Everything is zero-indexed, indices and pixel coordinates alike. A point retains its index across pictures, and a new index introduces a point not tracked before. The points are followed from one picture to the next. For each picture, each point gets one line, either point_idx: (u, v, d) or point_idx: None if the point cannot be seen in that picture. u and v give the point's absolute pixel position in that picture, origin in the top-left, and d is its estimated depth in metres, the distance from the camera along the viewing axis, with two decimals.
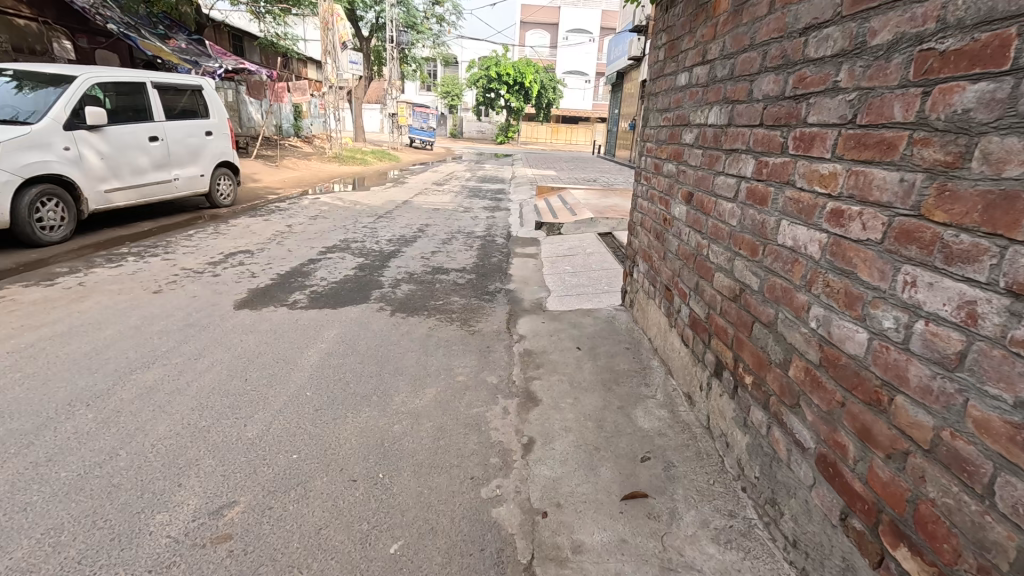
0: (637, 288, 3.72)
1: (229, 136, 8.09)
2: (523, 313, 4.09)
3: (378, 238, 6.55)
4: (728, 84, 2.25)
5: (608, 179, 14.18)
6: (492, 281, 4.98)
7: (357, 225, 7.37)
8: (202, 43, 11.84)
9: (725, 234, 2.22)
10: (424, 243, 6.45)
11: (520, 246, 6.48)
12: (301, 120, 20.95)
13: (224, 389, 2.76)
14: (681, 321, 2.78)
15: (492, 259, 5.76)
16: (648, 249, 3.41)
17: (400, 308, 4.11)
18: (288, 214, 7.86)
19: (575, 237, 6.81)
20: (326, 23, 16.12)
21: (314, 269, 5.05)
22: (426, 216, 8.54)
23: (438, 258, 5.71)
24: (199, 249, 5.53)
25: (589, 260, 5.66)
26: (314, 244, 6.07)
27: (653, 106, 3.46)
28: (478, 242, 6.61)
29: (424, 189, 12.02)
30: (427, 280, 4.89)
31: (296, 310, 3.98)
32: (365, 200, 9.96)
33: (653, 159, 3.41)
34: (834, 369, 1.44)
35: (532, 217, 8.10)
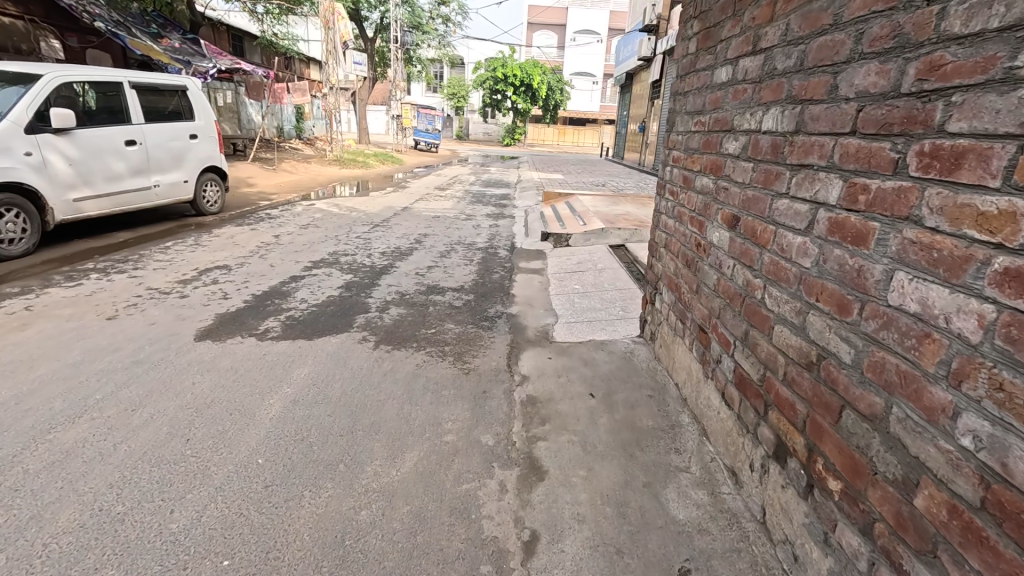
0: (660, 320, 3.18)
1: (217, 140, 7.64)
2: (527, 345, 3.56)
3: (371, 251, 6.05)
4: (796, 78, 1.72)
5: (618, 183, 13.63)
6: (492, 303, 4.45)
7: (350, 235, 6.88)
8: (197, 42, 11.41)
9: (790, 276, 1.69)
10: (420, 256, 5.95)
11: (525, 261, 5.95)
12: (302, 122, 20.53)
13: (157, 455, 2.25)
14: (721, 374, 2.25)
15: (493, 277, 5.23)
16: (676, 277, 2.87)
17: (386, 338, 3.60)
18: (278, 223, 7.39)
19: (584, 250, 6.27)
20: (328, 22, 15.67)
21: (295, 289, 4.55)
22: (425, 224, 8.05)
23: (434, 275, 5.20)
24: (173, 265, 5.05)
25: (600, 278, 5.12)
26: (300, 258, 5.58)
27: (680, 108, 2.92)
28: (479, 256, 6.09)
29: (426, 194, 11.53)
30: (420, 302, 4.38)
31: (268, 341, 3.48)
32: (362, 206, 9.48)
33: (681, 170, 2.88)
34: (1017, 528, 0.91)
35: (538, 226, 7.57)
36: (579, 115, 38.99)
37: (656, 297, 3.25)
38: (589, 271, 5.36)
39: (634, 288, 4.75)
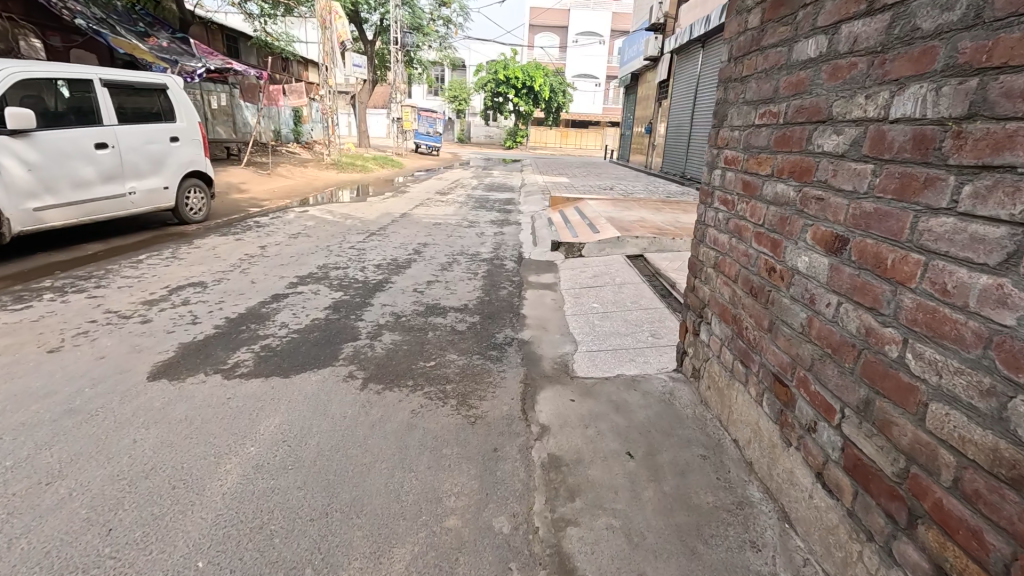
0: (707, 356, 2.63)
1: (201, 143, 7.12)
2: (543, 383, 2.99)
3: (366, 263, 5.51)
4: (965, 37, 1.16)
5: (625, 187, 13.09)
6: (501, 326, 3.89)
7: (343, 245, 6.35)
8: (186, 41, 10.91)
9: (962, 333, 1.13)
10: (420, 269, 5.40)
11: (534, 274, 5.40)
12: (300, 125, 20.03)
13: (62, 557, 1.69)
14: (814, 446, 1.68)
15: (501, 293, 4.68)
16: (733, 307, 2.32)
17: (376, 374, 3.05)
18: (267, 232, 6.86)
19: (599, 261, 5.71)
20: (325, 21, 15.16)
21: (277, 310, 4.01)
22: (425, 232, 7.51)
23: (435, 291, 4.65)
24: (141, 282, 4.51)
25: (621, 295, 4.56)
26: (285, 273, 5.04)
27: (736, 97, 2.36)
28: (484, 269, 5.53)
29: (426, 199, 11.01)
30: (417, 325, 3.83)
31: (237, 379, 2.93)
32: (358, 212, 8.95)
33: (737, 174, 2.32)
34: None
35: (546, 234, 7.02)
36: (582, 118, 38.48)
37: (702, 326, 2.70)
38: (607, 286, 4.81)
39: (661, 307, 4.19)
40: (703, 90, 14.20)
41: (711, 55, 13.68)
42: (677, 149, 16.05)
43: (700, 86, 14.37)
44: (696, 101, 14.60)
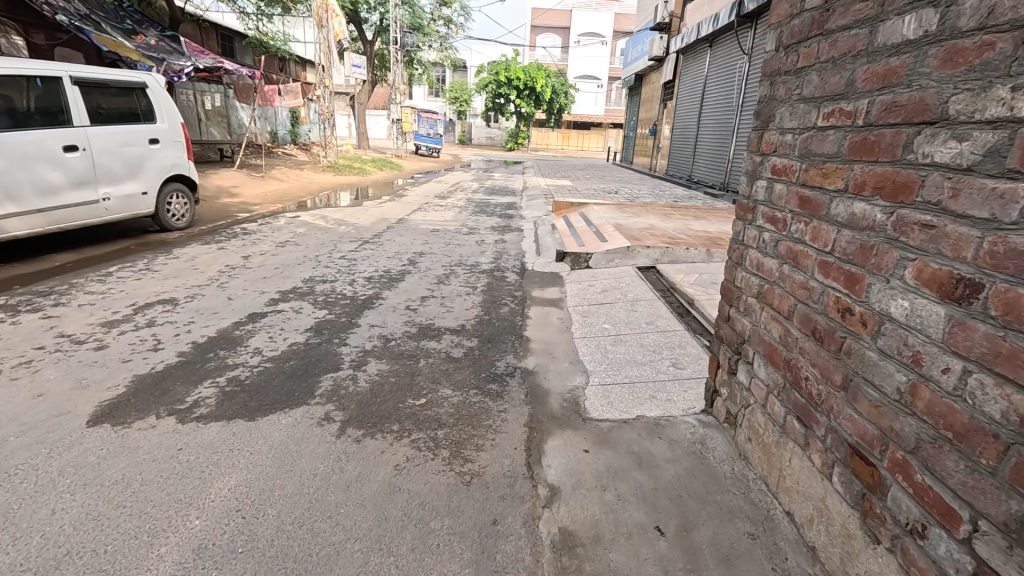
0: (748, 401, 2.21)
1: (185, 145, 6.72)
2: (551, 427, 2.57)
3: (356, 276, 5.09)
4: None
5: (630, 190, 12.68)
6: (503, 351, 3.47)
7: (333, 255, 5.94)
8: (176, 40, 10.54)
9: None
10: (414, 283, 4.99)
11: (538, 287, 4.98)
12: (297, 127, 19.65)
13: None
14: (923, 557, 1.26)
15: (502, 312, 4.25)
16: (786, 350, 1.90)
17: (357, 415, 2.63)
18: (253, 240, 6.45)
19: (608, 274, 5.29)
20: (321, 20, 14.73)
21: (253, 333, 3.59)
22: (422, 240, 7.11)
23: (430, 310, 4.22)
24: (106, 298, 4.10)
25: (635, 314, 4.13)
26: (267, 287, 4.63)
27: (790, 95, 1.94)
28: (484, 282, 5.11)
29: (425, 203, 10.60)
30: (407, 351, 3.42)
31: (194, 422, 2.51)
32: (353, 218, 8.55)
33: (792, 187, 1.90)
34: None
35: (550, 243, 6.60)
36: (584, 119, 38.08)
37: (740, 365, 2.29)
38: (619, 303, 4.38)
39: (681, 329, 3.76)
40: (711, 91, 13.76)
41: (719, 54, 13.25)
42: (683, 152, 15.63)
43: (707, 87, 13.95)
44: (703, 102, 14.17)
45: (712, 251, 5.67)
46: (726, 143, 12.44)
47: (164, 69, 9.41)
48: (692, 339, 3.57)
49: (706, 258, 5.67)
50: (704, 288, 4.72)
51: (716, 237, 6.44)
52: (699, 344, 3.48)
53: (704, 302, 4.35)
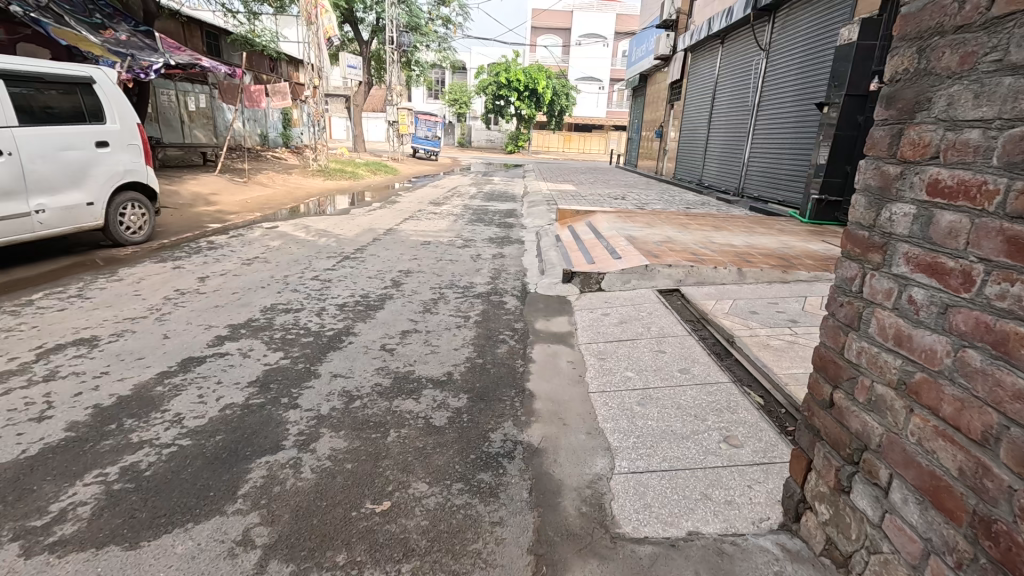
0: (880, 546, 1.42)
1: (144, 148, 5.96)
2: (567, 556, 1.78)
3: (327, 304, 4.30)
4: None
5: (638, 196, 11.91)
6: (498, 416, 2.68)
7: (306, 274, 5.16)
8: (150, 35, 9.79)
9: None
10: (395, 313, 4.20)
11: (543, 317, 4.19)
12: (289, 129, 18.91)
13: None
14: None
15: (498, 353, 3.47)
16: (981, 499, 1.12)
17: (289, 537, 1.84)
18: (216, 256, 5.67)
19: (624, 300, 4.51)
20: (310, 17, 13.92)
21: (179, 390, 2.80)
22: (411, 254, 6.32)
23: (410, 352, 3.43)
24: (9, 339, 3.32)
25: (662, 356, 3.35)
26: (217, 320, 3.85)
27: (981, 62, 1.15)
28: (478, 311, 4.32)
29: (418, 210, 9.83)
30: (374, 417, 2.63)
31: (44, 554, 1.72)
32: (336, 228, 7.76)
33: (990, 222, 1.13)
34: None
35: (555, 259, 5.81)
36: (586, 121, 37.34)
37: (856, 482, 1.51)
38: (640, 340, 3.61)
39: (725, 381, 2.98)
40: (723, 90, 12.95)
41: (733, 52, 12.44)
42: (692, 154, 14.83)
43: (719, 86, 13.13)
44: (715, 103, 13.36)
45: (744, 270, 4.88)
46: (742, 146, 11.61)
47: (131, 65, 8.49)
48: (742, 397, 2.79)
49: (737, 279, 4.88)
50: (741, 318, 3.95)
51: (745, 252, 5.65)
52: (752, 406, 2.70)
53: (745, 339, 3.56)
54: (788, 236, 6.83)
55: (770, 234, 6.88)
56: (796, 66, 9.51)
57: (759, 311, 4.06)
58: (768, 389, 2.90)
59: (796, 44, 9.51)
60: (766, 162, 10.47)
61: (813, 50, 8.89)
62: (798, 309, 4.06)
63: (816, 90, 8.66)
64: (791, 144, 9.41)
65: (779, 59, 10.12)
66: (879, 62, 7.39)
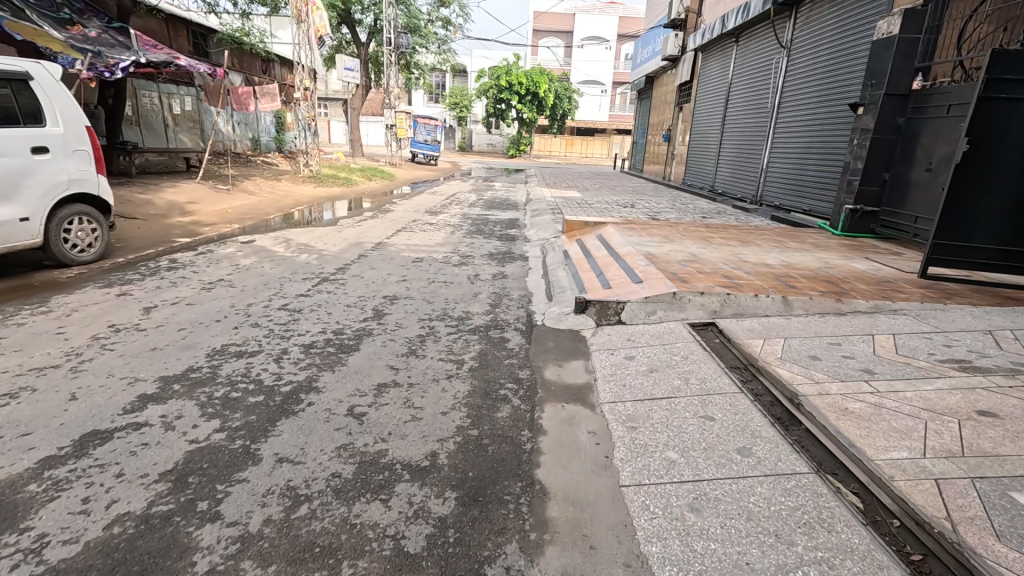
0: None
1: (94, 154, 5.23)
2: None
3: (290, 345, 3.54)
4: None
5: (649, 203, 11.17)
6: (498, 533, 1.92)
7: (274, 303, 4.40)
8: (125, 32, 9.09)
9: None
10: (372, 356, 3.43)
11: (553, 362, 3.43)
12: (282, 133, 18.26)
13: None
14: None
15: (498, 419, 2.70)
16: None
17: None
18: (173, 280, 4.92)
19: (652, 338, 3.74)
20: (300, 14, 13.20)
21: (58, 491, 2.03)
22: (401, 273, 5.58)
23: (384, 419, 2.66)
24: None
25: (712, 426, 2.58)
26: (147, 369, 3.08)
27: None
28: (474, 353, 3.55)
29: (412, 220, 9.10)
30: (323, 540, 1.86)
31: None
32: (319, 242, 7.01)
33: None
34: None
35: (566, 283, 5.05)
36: (587, 125, 36.71)
37: None
38: (678, 401, 2.84)
39: (803, 472, 2.21)
40: (738, 91, 12.17)
41: (750, 50, 11.67)
42: (704, 159, 14.07)
43: (735, 87, 12.35)
44: (729, 104, 12.59)
45: (791, 299, 4.11)
46: (760, 151, 10.80)
47: (93, 63, 7.66)
48: (836, 503, 2.02)
49: (782, 309, 4.10)
50: (800, 367, 3.18)
51: (784, 274, 4.88)
52: (854, 522, 1.92)
53: (814, 401, 2.78)
54: (826, 253, 6.05)
55: (804, 251, 6.12)
56: (823, 64, 8.75)
57: (821, 357, 3.29)
58: (865, 484, 2.12)
59: (823, 39, 8.72)
60: (788, 167, 9.66)
61: (844, 46, 8.10)
62: (870, 354, 3.28)
63: (848, 89, 7.86)
64: (818, 148, 8.62)
65: (804, 56, 9.33)
66: (923, 58, 6.68)
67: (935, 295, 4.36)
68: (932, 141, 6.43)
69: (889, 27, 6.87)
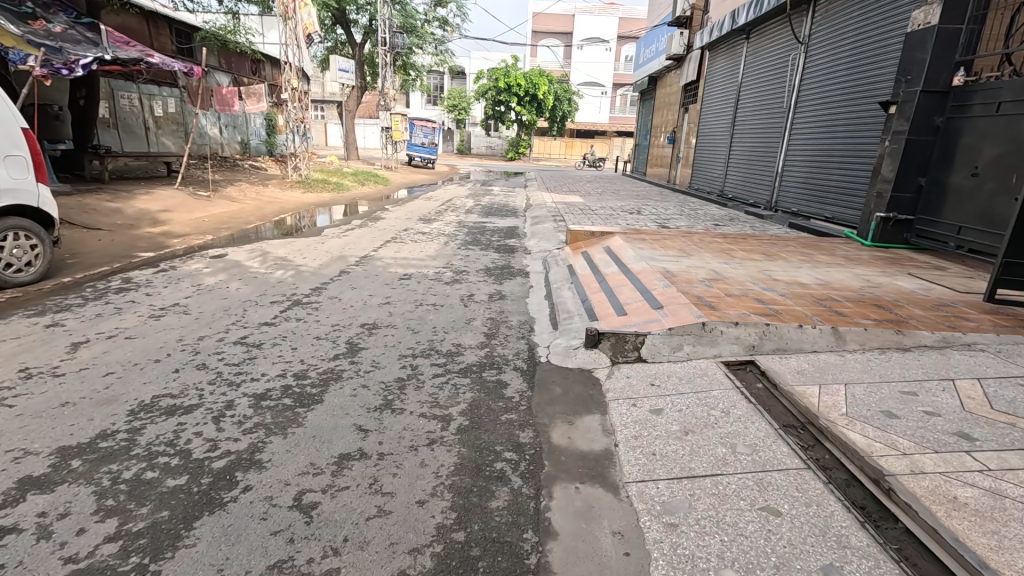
0: None
1: (33, 159, 4.58)
2: None
3: (237, 397, 2.87)
4: None
5: (656, 209, 10.53)
6: None
7: (230, 336, 3.72)
8: (94, 28, 8.45)
9: None
10: (338, 412, 2.76)
11: (563, 418, 2.77)
12: (273, 136, 17.65)
13: None
14: None
15: (492, 514, 2.04)
16: None
17: None
18: (119, 305, 4.26)
19: (681, 383, 3.08)
20: (287, 10, 12.56)
21: None
22: (385, 294, 4.93)
23: (339, 517, 1.99)
24: None
25: (780, 528, 1.91)
26: (44, 437, 2.40)
27: None
28: (464, 404, 2.88)
29: (404, 229, 8.46)
30: None
31: None
32: (298, 256, 6.35)
33: None
34: None
35: (573, 307, 4.39)
36: (587, 127, 36.16)
37: None
38: (727, 483, 2.18)
39: None
40: (750, 91, 11.53)
41: (762, 47, 11.04)
42: (712, 163, 13.44)
43: (746, 86, 11.69)
44: (739, 105, 11.96)
45: (843, 331, 3.44)
46: (775, 153, 10.16)
47: (48, 58, 6.96)
48: None
49: (833, 344, 3.43)
50: (874, 429, 2.51)
51: (824, 297, 4.22)
52: None
53: (907, 484, 2.11)
54: (863, 268, 5.40)
55: (838, 266, 5.47)
56: (846, 59, 8.11)
57: (898, 414, 2.62)
58: None
59: (847, 34, 8.07)
60: (807, 171, 9.03)
61: (872, 40, 7.45)
62: (958, 410, 2.62)
63: (879, 86, 7.22)
64: (843, 150, 7.97)
65: (825, 52, 8.67)
66: (964, 51, 6.06)
67: (1007, 323, 3.71)
68: (977, 142, 5.78)
69: (926, 17, 6.23)
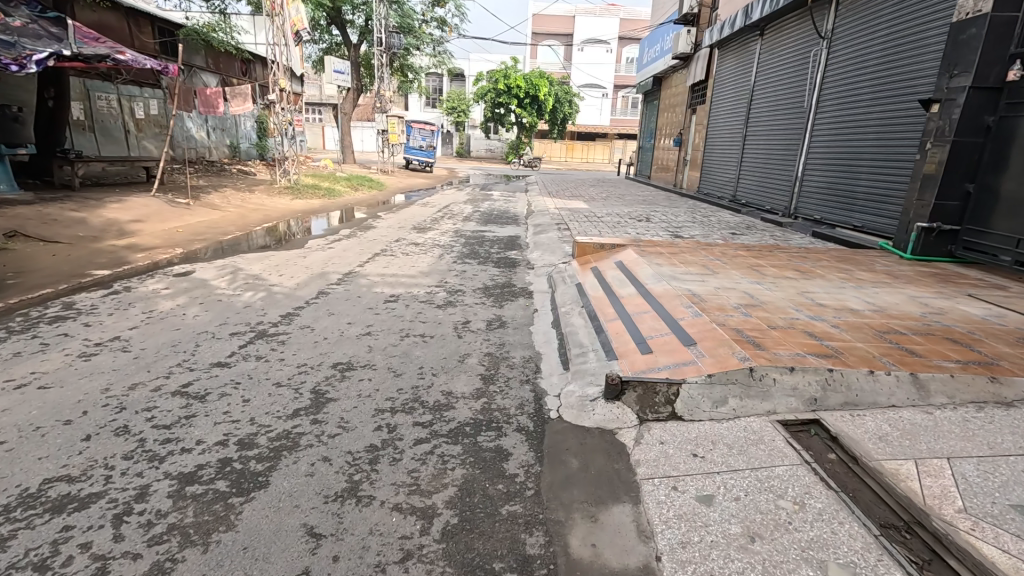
0: None
1: None
2: None
3: (154, 483, 2.17)
4: None
5: (666, 216, 9.86)
6: None
7: (168, 385, 3.03)
8: (61, 23, 7.67)
9: None
10: (284, 504, 2.07)
11: (584, 513, 2.08)
12: (264, 139, 17.02)
13: None
14: None
15: None
16: None
17: None
18: (47, 340, 3.59)
19: (732, 455, 2.39)
20: (273, 6, 11.87)
21: None
22: (365, 321, 4.25)
23: None
24: None
25: None
26: None
27: None
28: (452, 489, 2.19)
29: (395, 240, 7.79)
30: None
31: None
32: (273, 273, 5.68)
33: None
34: None
35: (586, 341, 3.71)
36: (588, 130, 35.53)
37: None
38: None
39: None
40: (764, 90, 10.87)
41: (778, 44, 10.39)
42: (722, 166, 12.77)
43: (761, 85, 11.01)
44: (752, 105, 11.31)
45: (927, 379, 2.76)
46: (793, 156, 9.49)
47: None
48: None
49: (916, 396, 2.74)
50: (1011, 537, 1.83)
51: (885, 328, 3.54)
52: None
53: None
54: (914, 288, 4.73)
55: (886, 285, 4.79)
56: (877, 54, 7.44)
57: None
58: None
59: (879, 26, 7.39)
60: (831, 175, 8.35)
61: (908, 32, 6.79)
62: None
63: (917, 82, 6.56)
64: (875, 153, 7.29)
65: (852, 46, 7.99)
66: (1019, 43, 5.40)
67: None
68: None
69: (977, 4, 5.57)
